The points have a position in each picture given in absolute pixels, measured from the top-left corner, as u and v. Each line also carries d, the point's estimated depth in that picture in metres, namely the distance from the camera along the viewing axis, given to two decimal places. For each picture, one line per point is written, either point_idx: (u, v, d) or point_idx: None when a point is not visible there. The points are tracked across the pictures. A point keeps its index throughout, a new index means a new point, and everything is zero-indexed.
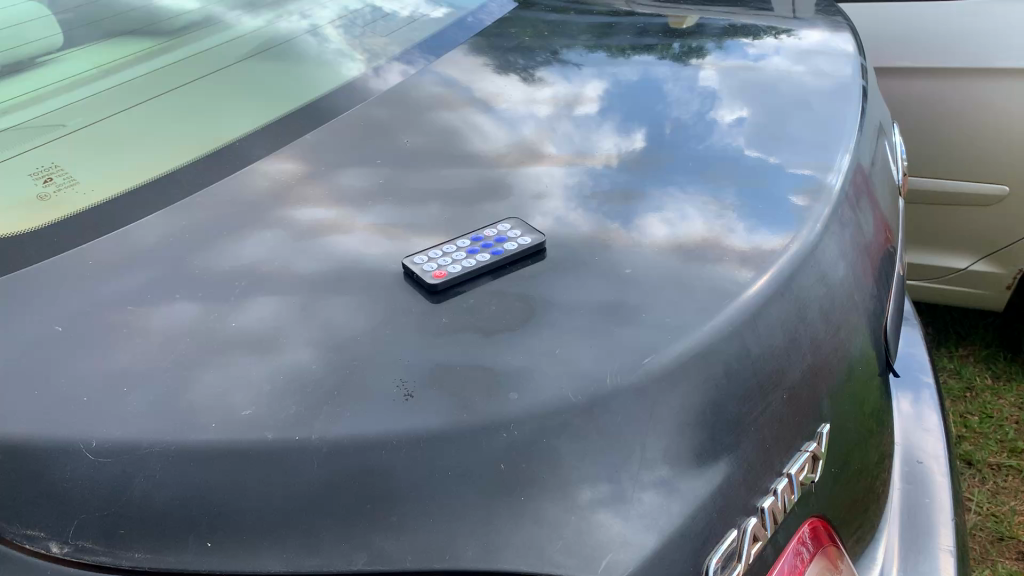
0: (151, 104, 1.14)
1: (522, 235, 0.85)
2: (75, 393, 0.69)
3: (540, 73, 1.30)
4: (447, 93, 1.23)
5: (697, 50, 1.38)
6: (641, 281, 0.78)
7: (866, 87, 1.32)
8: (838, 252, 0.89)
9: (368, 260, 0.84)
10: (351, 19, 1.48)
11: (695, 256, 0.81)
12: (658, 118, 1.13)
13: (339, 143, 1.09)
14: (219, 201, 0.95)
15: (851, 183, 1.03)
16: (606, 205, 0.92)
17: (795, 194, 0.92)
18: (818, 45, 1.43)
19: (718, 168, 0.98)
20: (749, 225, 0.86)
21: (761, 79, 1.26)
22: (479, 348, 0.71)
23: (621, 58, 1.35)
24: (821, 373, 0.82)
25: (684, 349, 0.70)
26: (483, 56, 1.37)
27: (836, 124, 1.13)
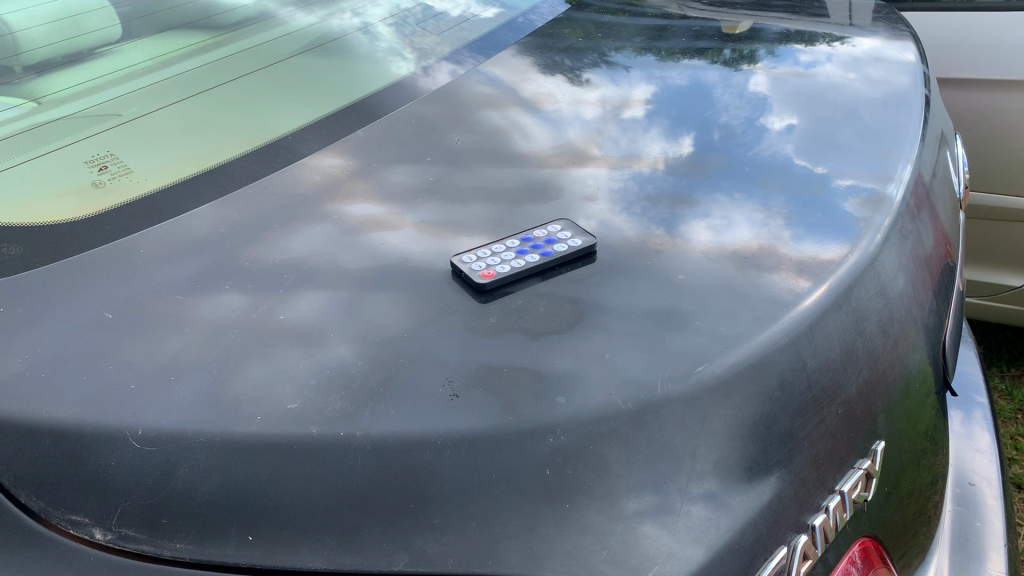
0: (205, 96, 1.15)
1: (573, 237, 0.83)
2: (123, 381, 0.69)
3: (588, 76, 1.29)
4: (495, 93, 1.22)
5: (749, 56, 1.36)
6: (694, 288, 0.76)
7: (928, 96, 1.29)
8: (898, 264, 0.87)
9: (416, 258, 0.83)
10: (404, 17, 1.48)
11: (748, 266, 0.79)
12: (706, 123, 1.11)
13: (389, 139, 1.09)
14: (270, 193, 0.95)
15: (913, 195, 0.99)
16: (656, 208, 0.90)
17: (853, 205, 0.89)
18: (877, 53, 1.40)
19: (773, 176, 0.96)
20: (803, 235, 0.83)
21: (817, 86, 1.24)
22: (527, 350, 0.70)
23: (670, 61, 1.34)
24: (878, 389, 0.79)
25: (737, 359, 0.69)
26: (533, 57, 1.36)
27: (895, 134, 1.10)
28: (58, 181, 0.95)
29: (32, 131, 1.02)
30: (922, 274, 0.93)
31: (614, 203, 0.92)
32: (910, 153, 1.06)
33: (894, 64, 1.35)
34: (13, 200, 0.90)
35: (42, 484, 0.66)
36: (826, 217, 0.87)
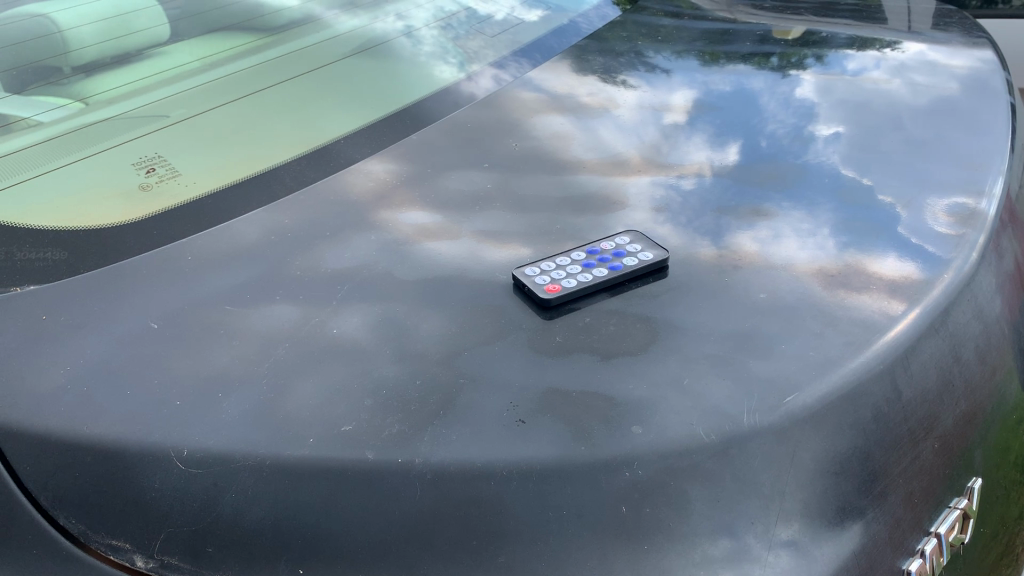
0: (254, 97, 1.11)
1: (642, 250, 0.78)
2: (168, 396, 0.65)
3: (624, 77, 1.24)
4: (549, 99, 1.18)
5: (798, 63, 1.29)
6: (776, 309, 0.71)
7: (1012, 104, 1.21)
8: (995, 285, 0.80)
9: (475, 270, 0.79)
10: (445, 19, 1.42)
11: (835, 285, 0.73)
12: (752, 131, 1.07)
13: (444, 145, 1.05)
14: (322, 199, 0.91)
15: (1007, 211, 0.92)
16: (726, 221, 0.85)
17: (942, 221, 0.83)
18: (941, 59, 1.33)
19: (852, 194, 0.91)
20: (888, 254, 0.78)
21: (875, 96, 1.18)
22: (599, 373, 0.65)
23: (714, 66, 1.28)
24: (975, 421, 0.73)
25: (828, 389, 0.63)
26: (584, 62, 1.31)
27: (978, 145, 1.04)
28: (105, 184, 0.91)
29: (79, 131, 0.99)
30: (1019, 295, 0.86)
31: (684, 215, 0.87)
32: (997, 164, 0.99)
33: (954, 70, 1.28)
34: (59, 202, 0.87)
35: (82, 506, 0.63)
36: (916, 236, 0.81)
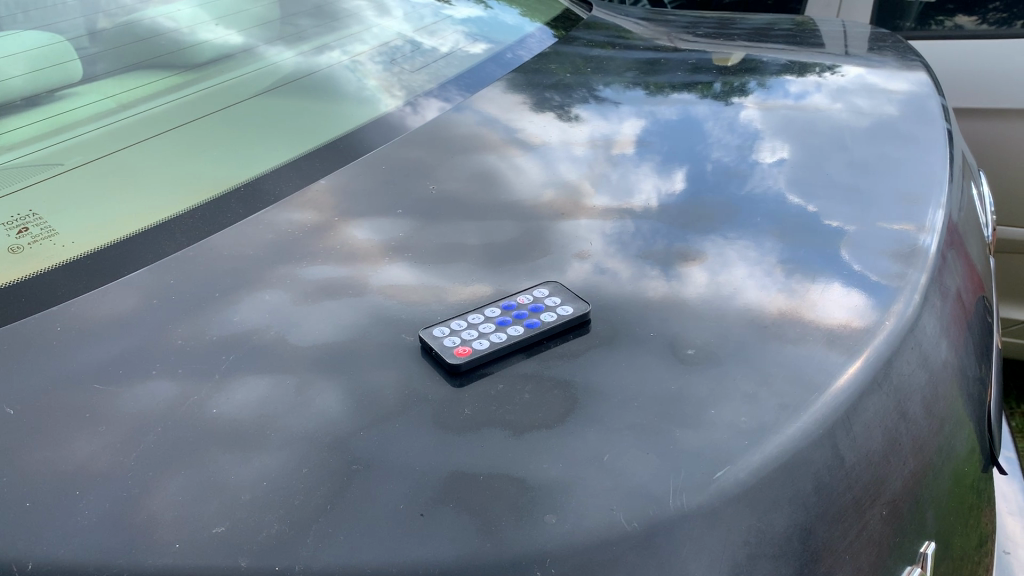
0: (162, 138, 1.03)
1: (562, 304, 0.72)
2: (19, 496, 0.57)
3: (578, 112, 1.18)
4: (481, 134, 1.11)
5: (740, 88, 1.25)
6: (707, 366, 0.64)
7: (950, 129, 1.18)
8: (939, 329, 0.74)
9: (383, 328, 0.71)
10: (387, 53, 1.35)
11: (770, 335, 0.67)
12: (698, 160, 1.01)
13: (358, 189, 0.97)
14: (218, 255, 0.83)
15: (951, 244, 0.87)
16: (661, 264, 0.78)
17: (884, 258, 0.78)
18: (878, 83, 1.29)
19: (789, 225, 0.84)
20: (840, 294, 0.72)
21: (816, 122, 1.13)
22: (510, 451, 0.58)
23: (660, 96, 1.23)
24: (926, 479, 0.67)
25: (764, 460, 0.57)
26: (520, 93, 1.25)
27: (918, 172, 0.99)
28: None
29: None
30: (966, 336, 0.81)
31: (612, 258, 0.80)
32: (939, 192, 0.94)
33: (895, 94, 1.25)
34: None
35: None
36: (860, 273, 0.75)
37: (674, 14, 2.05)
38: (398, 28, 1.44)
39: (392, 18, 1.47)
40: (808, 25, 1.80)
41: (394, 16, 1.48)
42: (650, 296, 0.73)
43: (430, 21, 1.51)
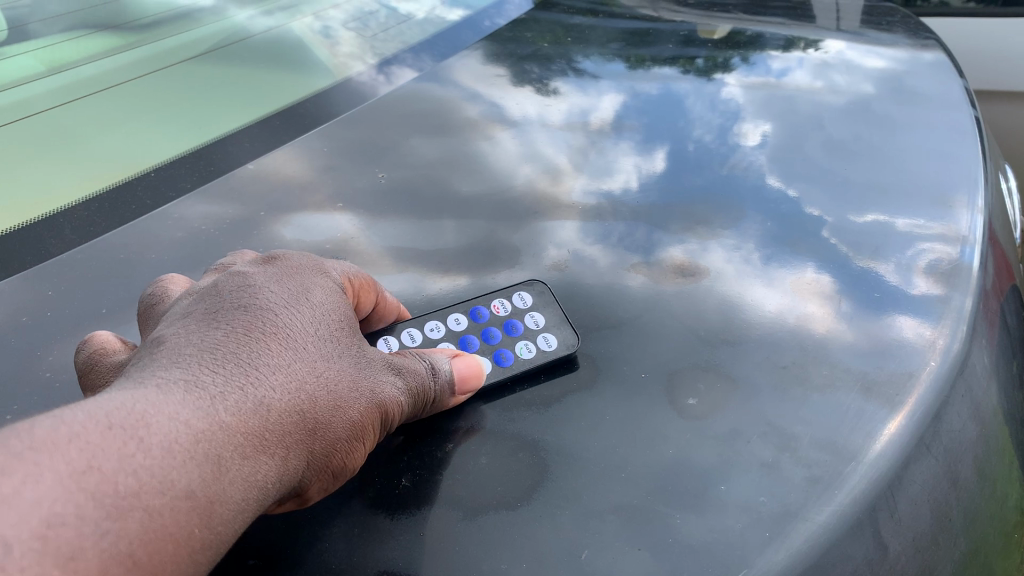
0: (91, 106, 0.83)
1: (550, 333, 0.58)
2: None
3: (555, 86, 1.03)
4: (439, 113, 0.96)
5: (723, 66, 1.10)
6: (715, 421, 0.51)
7: (976, 114, 1.03)
8: (987, 366, 0.61)
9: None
10: (360, 13, 1.18)
11: (789, 381, 0.54)
12: (682, 144, 0.87)
13: (289, 177, 0.82)
14: (115, 260, 0.70)
15: (990, 254, 0.73)
16: (651, 282, 0.64)
17: (916, 279, 0.64)
18: (857, 59, 1.15)
19: (800, 237, 0.70)
20: (861, 330, 0.58)
21: (807, 104, 0.98)
22: (455, 545, 0.45)
23: (640, 70, 1.08)
24: (979, 559, 0.54)
25: (791, 557, 0.44)
26: (496, 64, 1.09)
27: (945, 165, 0.84)
28: None
29: None
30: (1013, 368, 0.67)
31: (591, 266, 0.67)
32: (971, 190, 0.80)
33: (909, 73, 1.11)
34: None
35: None
36: (882, 300, 0.61)
37: None
38: None
39: None
40: None
41: None
42: (635, 322, 0.60)
43: None
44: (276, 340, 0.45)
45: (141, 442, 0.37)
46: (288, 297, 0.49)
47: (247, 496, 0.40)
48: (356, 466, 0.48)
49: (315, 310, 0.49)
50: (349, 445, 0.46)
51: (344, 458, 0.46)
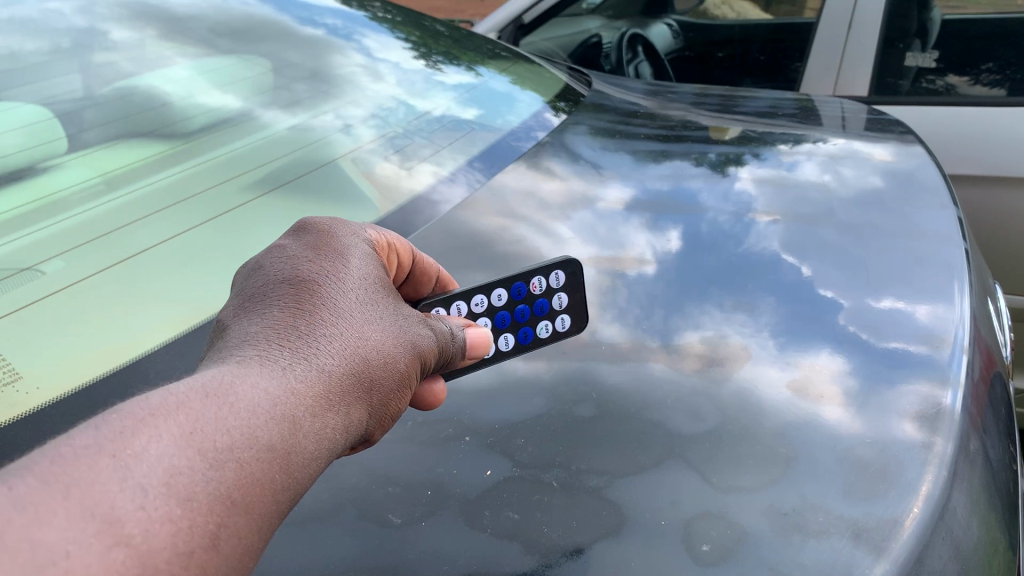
0: (162, 255, 1.07)
1: (559, 316, 0.89)
2: None
3: (576, 230, 1.20)
4: (475, 255, 1.15)
5: (733, 195, 1.30)
6: (728, 567, 0.67)
7: (967, 246, 1.21)
8: (967, 507, 0.77)
9: (390, 495, 0.74)
10: (390, 140, 1.47)
11: (791, 527, 0.70)
12: (701, 283, 1.03)
13: None
14: None
15: (972, 395, 0.88)
16: (677, 428, 0.80)
17: (903, 425, 0.79)
18: (854, 181, 1.35)
19: (807, 379, 0.86)
20: (854, 479, 0.74)
21: (813, 232, 1.17)
22: None
23: (660, 201, 1.27)
24: None
25: None
26: (520, 203, 1.28)
27: (930, 302, 1.01)
28: None
29: None
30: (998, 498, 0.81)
31: (615, 407, 0.83)
32: (956, 335, 0.95)
33: (905, 201, 1.29)
34: None
35: None
36: (871, 446, 0.77)
37: (675, 91, 2.06)
38: (391, 91, 1.64)
39: (386, 83, 1.68)
40: (813, 112, 1.83)
41: (387, 82, 1.68)
42: (659, 465, 0.76)
43: (423, 87, 1.70)
44: (325, 313, 0.62)
45: (231, 403, 0.52)
46: (340, 281, 0.66)
47: (323, 439, 0.56)
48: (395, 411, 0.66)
49: (350, 287, 0.66)
50: (393, 392, 0.65)
51: (391, 402, 0.64)
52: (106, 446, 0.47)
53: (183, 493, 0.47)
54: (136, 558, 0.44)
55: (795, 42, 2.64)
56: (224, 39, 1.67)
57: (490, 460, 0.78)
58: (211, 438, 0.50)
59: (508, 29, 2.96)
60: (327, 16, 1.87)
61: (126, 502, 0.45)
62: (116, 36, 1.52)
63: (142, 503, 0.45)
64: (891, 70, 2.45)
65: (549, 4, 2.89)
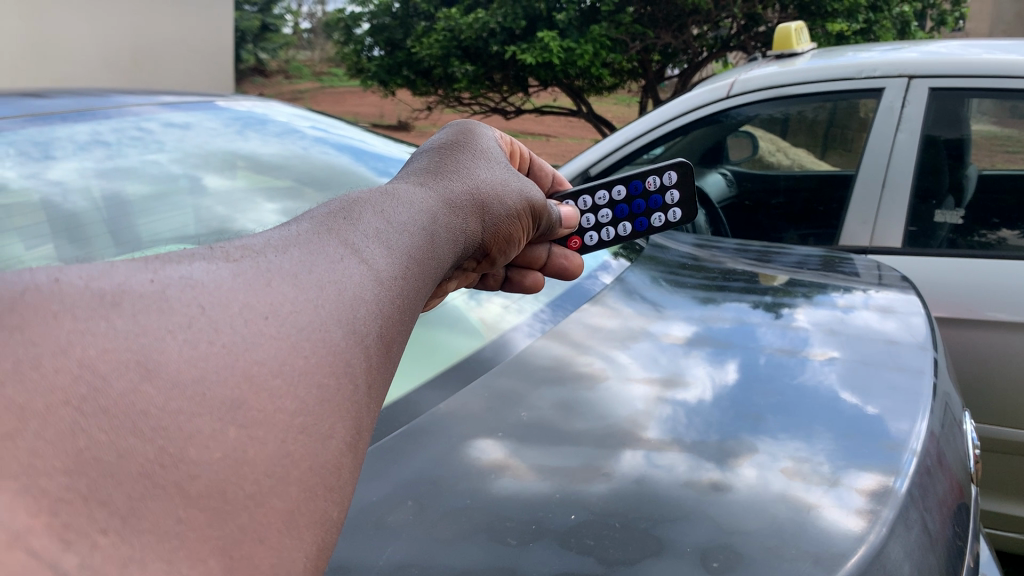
0: None
1: (667, 209, 1.61)
2: None
3: (634, 349, 1.62)
4: (559, 366, 1.55)
5: (760, 326, 1.74)
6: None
7: (936, 379, 1.62)
8: (902, 553, 1.15)
9: (508, 526, 1.13)
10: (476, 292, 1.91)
11: (773, 556, 1.07)
12: (726, 398, 1.44)
13: (470, 413, 1.39)
14: (394, 478, 1.23)
15: (918, 482, 1.28)
16: (695, 491, 1.19)
17: (864, 500, 1.18)
18: (858, 327, 1.77)
19: (794, 466, 1.25)
20: (820, 527, 1.12)
21: (815, 364, 1.57)
22: None
23: (693, 334, 1.69)
24: None
25: None
26: (593, 334, 1.68)
27: (896, 417, 1.41)
28: None
29: None
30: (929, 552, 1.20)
31: (657, 483, 1.21)
32: (913, 439, 1.35)
33: (894, 344, 1.70)
34: None
35: None
36: (836, 512, 1.15)
37: (720, 243, 2.44)
38: None
39: None
40: (836, 266, 2.22)
41: None
42: (690, 514, 1.14)
43: None
44: (462, 172, 1.04)
45: (404, 200, 0.87)
46: (466, 152, 1.11)
47: (454, 237, 0.92)
48: (504, 239, 1.10)
49: (480, 158, 1.11)
50: (505, 225, 1.09)
51: (504, 231, 1.08)
52: (338, 216, 0.78)
53: (389, 243, 0.77)
54: (372, 271, 0.71)
55: (840, 190, 3.01)
56: (309, 187, 2.32)
57: (572, 509, 1.16)
58: (394, 218, 0.82)
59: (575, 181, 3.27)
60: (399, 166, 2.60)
61: (359, 242, 0.74)
62: (212, 186, 2.12)
63: (370, 242, 0.75)
64: (924, 230, 2.81)
65: (613, 160, 3.23)
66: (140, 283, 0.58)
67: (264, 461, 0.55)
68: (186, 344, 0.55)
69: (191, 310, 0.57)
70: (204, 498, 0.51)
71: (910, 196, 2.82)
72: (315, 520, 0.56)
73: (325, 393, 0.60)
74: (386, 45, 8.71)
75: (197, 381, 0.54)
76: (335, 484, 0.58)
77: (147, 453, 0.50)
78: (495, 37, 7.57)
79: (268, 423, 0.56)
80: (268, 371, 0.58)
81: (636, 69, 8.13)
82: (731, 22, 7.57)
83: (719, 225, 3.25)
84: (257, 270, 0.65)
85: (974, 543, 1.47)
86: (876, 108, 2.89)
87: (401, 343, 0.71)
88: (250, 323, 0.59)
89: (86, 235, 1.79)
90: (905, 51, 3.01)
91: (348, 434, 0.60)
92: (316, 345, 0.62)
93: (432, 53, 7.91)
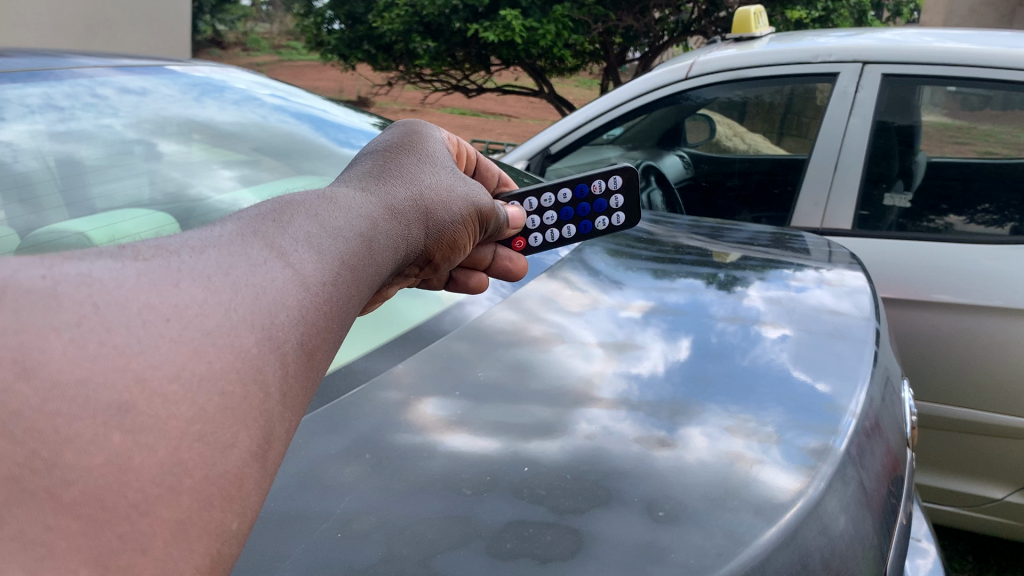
0: None
1: (612, 215, 1.61)
2: None
3: (589, 315, 1.64)
4: (514, 331, 1.56)
5: (713, 295, 1.78)
6: (670, 525, 1.07)
7: (878, 348, 1.67)
8: (838, 508, 1.20)
9: (464, 478, 1.15)
10: None
11: (717, 505, 1.11)
12: (677, 364, 1.47)
13: (419, 377, 1.39)
14: (346, 434, 1.24)
15: (856, 441, 1.34)
16: (642, 445, 1.23)
17: (805, 457, 1.23)
18: (808, 299, 1.81)
19: (739, 425, 1.29)
20: (761, 482, 1.16)
21: (765, 331, 1.61)
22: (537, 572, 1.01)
23: (646, 301, 1.72)
24: None
25: None
26: (548, 302, 1.69)
27: (838, 383, 1.45)
28: None
29: None
30: (862, 506, 1.26)
31: (601, 440, 1.24)
32: (853, 403, 1.41)
33: (842, 317, 1.73)
34: None
35: None
36: (777, 468, 1.20)
37: (676, 219, 2.45)
38: None
39: None
40: (787, 243, 2.24)
41: None
42: (639, 465, 1.18)
43: None
44: (407, 177, 1.02)
45: (334, 204, 0.84)
46: (415, 155, 1.09)
47: (395, 245, 0.90)
48: (448, 249, 1.08)
49: (428, 162, 1.09)
50: (450, 237, 1.07)
51: (448, 241, 1.07)
52: (268, 218, 0.76)
53: (320, 249, 0.75)
54: (298, 276, 0.69)
55: (793, 174, 3.03)
56: (266, 155, 2.27)
57: (524, 462, 1.19)
58: (327, 222, 0.79)
59: (536, 158, 3.27)
60: (358, 137, 2.57)
61: (285, 246, 0.72)
62: (169, 152, 2.06)
63: (299, 246, 0.73)
64: (877, 205, 2.85)
65: (575, 136, 3.24)
66: (29, 278, 0.55)
67: (152, 469, 0.53)
68: (72, 345, 0.52)
69: (83, 308, 0.54)
70: (79, 505, 0.50)
71: (861, 177, 2.86)
72: (208, 529, 0.55)
73: (228, 401, 0.58)
74: (347, 19, 8.54)
75: (81, 383, 0.52)
76: (235, 494, 0.57)
77: (17, 456, 0.49)
78: (458, 14, 7.50)
79: (160, 431, 0.54)
80: (163, 375, 0.55)
81: (598, 51, 8.11)
82: (692, 7, 7.60)
83: (677, 206, 3.26)
84: (167, 271, 0.62)
85: (907, 502, 1.55)
86: (830, 91, 2.92)
87: (328, 352, 0.69)
88: (148, 326, 0.56)
89: (36, 195, 1.73)
90: (862, 38, 3.03)
91: (250, 446, 0.58)
92: (222, 350, 0.59)
93: (393, 28, 7.78)
